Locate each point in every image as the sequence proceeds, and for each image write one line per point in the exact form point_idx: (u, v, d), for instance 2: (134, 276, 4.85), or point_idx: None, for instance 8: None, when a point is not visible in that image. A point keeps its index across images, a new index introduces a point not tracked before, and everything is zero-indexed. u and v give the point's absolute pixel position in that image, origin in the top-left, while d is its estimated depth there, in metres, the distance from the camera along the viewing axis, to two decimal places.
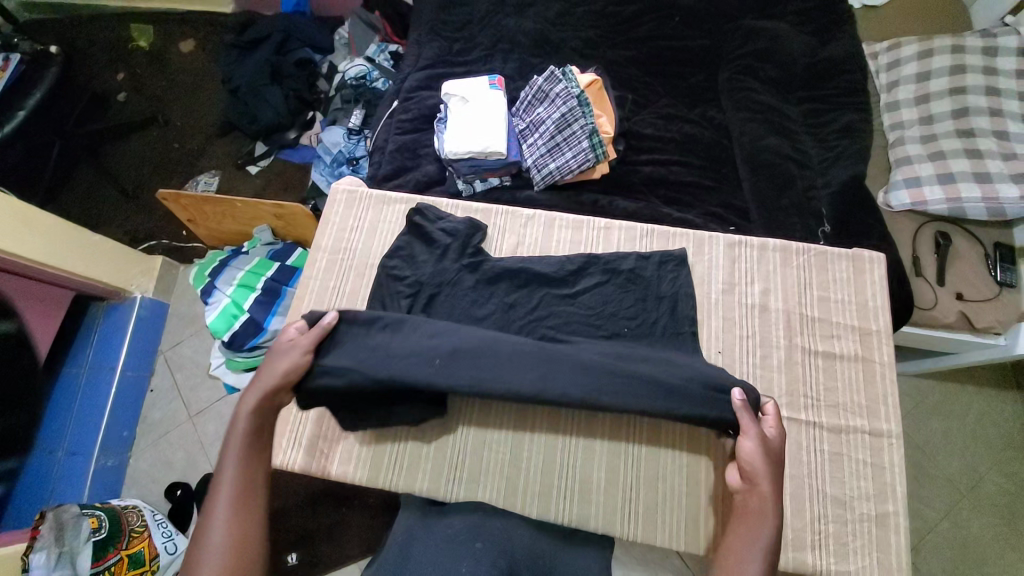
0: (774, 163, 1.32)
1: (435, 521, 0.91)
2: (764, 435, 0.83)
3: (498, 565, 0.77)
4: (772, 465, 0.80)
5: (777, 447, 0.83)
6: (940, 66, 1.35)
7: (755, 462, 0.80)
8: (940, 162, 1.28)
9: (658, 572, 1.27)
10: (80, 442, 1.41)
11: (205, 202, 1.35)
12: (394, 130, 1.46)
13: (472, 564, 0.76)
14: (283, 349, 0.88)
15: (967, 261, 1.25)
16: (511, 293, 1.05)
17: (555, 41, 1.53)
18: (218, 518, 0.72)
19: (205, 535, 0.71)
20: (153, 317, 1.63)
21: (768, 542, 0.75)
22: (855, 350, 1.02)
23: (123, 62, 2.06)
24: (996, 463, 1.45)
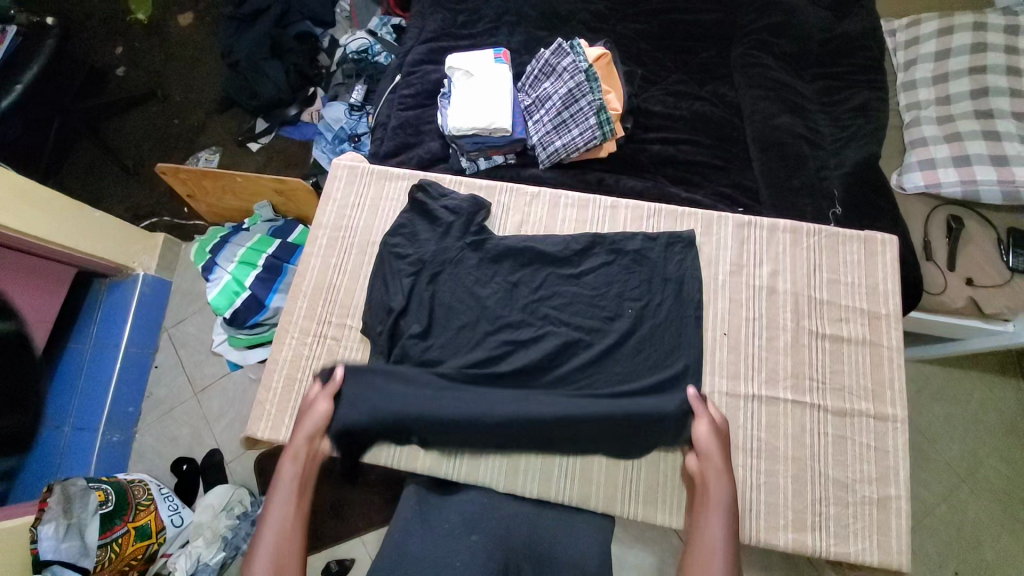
0: (785, 143, 1.28)
1: (433, 511, 0.88)
2: (715, 419, 0.90)
3: (494, 562, 0.74)
4: (719, 448, 0.87)
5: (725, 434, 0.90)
6: (960, 43, 1.30)
7: (707, 446, 0.87)
8: (955, 143, 1.24)
9: (656, 549, 1.29)
10: (85, 417, 1.43)
11: (204, 177, 1.33)
12: (397, 106, 1.42)
13: (468, 559, 0.74)
14: (309, 408, 0.95)
15: (979, 246, 1.22)
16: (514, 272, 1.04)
17: (563, 13, 1.48)
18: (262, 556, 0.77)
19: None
20: (156, 294, 1.63)
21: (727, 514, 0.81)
22: (863, 334, 1.00)
23: (120, 34, 2.01)
24: (997, 449, 1.45)
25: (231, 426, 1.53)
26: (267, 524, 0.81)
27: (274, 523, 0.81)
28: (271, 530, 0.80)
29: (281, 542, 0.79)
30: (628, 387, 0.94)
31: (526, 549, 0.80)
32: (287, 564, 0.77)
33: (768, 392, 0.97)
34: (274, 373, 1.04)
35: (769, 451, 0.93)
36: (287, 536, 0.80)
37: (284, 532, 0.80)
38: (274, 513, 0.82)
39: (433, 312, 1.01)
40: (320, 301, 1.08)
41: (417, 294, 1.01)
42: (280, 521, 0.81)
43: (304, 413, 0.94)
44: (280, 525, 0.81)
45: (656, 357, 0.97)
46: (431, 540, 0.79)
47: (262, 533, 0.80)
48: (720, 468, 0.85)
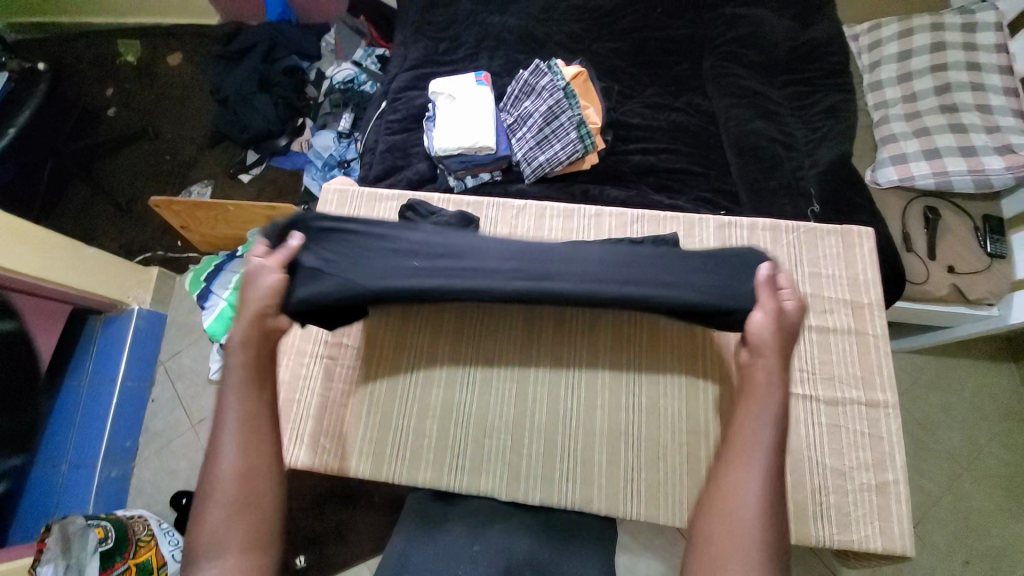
0: (760, 146, 1.33)
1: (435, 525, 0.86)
2: (783, 309, 0.75)
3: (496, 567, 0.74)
4: (779, 341, 0.73)
5: (791, 320, 0.75)
6: (920, 44, 1.37)
7: (764, 339, 0.73)
8: (924, 138, 1.29)
9: (666, 557, 1.28)
10: (82, 454, 1.42)
11: (197, 208, 1.36)
12: (384, 131, 1.47)
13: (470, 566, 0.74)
14: (256, 277, 0.75)
15: (956, 234, 1.26)
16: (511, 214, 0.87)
17: (540, 36, 1.54)
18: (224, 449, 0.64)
19: (214, 474, 0.63)
20: (151, 327, 1.63)
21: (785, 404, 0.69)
22: (849, 324, 1.03)
23: (111, 77, 2.06)
24: (995, 434, 1.46)
25: None
26: (223, 414, 0.66)
27: (232, 412, 0.67)
28: (232, 420, 0.66)
29: (248, 432, 0.66)
30: (654, 278, 0.80)
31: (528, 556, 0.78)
32: (264, 457, 0.66)
33: None
34: None
35: None
36: (256, 428, 0.67)
37: (251, 423, 0.67)
38: (229, 402, 0.67)
39: None
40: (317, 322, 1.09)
41: None
42: (239, 410, 0.67)
43: (249, 284, 0.74)
44: (239, 418, 0.66)
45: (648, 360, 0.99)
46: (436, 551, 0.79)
47: (221, 423, 0.66)
48: (774, 358, 0.72)
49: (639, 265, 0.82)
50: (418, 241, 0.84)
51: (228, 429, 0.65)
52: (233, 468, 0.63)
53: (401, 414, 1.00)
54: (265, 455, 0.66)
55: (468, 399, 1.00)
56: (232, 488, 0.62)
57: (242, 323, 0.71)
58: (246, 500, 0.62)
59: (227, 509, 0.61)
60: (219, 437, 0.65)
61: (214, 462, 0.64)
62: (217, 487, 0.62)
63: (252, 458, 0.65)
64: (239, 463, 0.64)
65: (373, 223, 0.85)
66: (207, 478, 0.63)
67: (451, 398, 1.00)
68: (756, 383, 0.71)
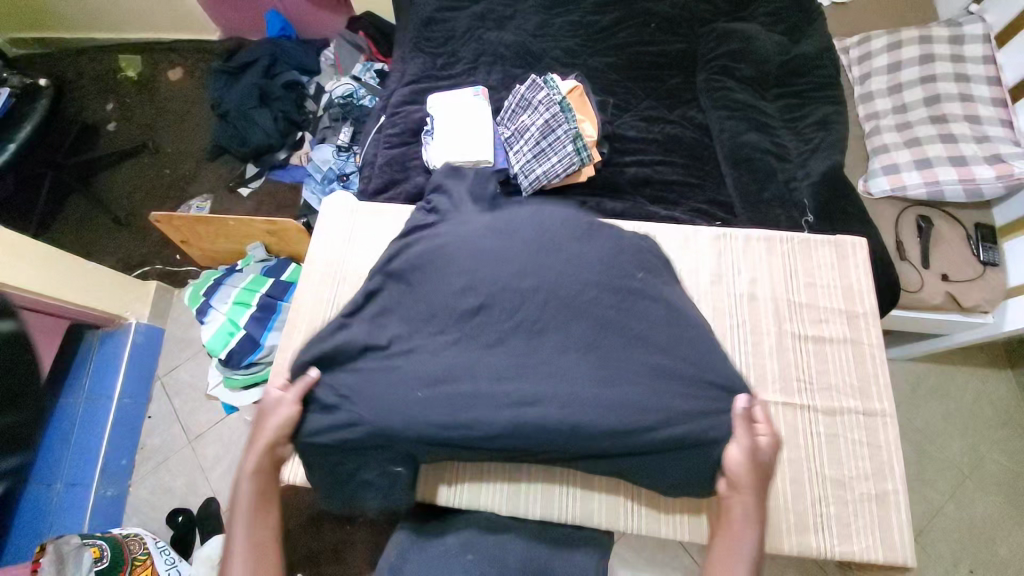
0: (754, 158, 1.35)
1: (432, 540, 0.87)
2: (757, 447, 0.80)
3: None
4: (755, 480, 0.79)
5: (762, 451, 0.80)
6: (909, 56, 1.40)
7: (738, 474, 0.79)
8: (915, 148, 1.32)
9: (667, 571, 1.28)
10: (78, 473, 1.41)
11: (197, 222, 1.37)
12: (383, 145, 1.49)
13: None
14: (268, 413, 0.84)
15: (949, 243, 1.28)
16: (532, 298, 0.82)
17: (536, 51, 1.57)
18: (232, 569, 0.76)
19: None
20: (149, 342, 1.63)
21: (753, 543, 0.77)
22: (844, 333, 1.04)
23: (112, 92, 2.09)
24: (996, 441, 1.46)
25: (227, 473, 1.52)
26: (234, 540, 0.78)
27: (242, 538, 0.78)
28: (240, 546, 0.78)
29: (252, 556, 0.77)
30: (668, 406, 0.78)
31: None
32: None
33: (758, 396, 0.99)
34: None
35: None
36: (258, 553, 0.78)
37: (253, 550, 0.78)
38: (240, 526, 0.79)
39: None
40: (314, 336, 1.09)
41: None
42: (246, 537, 0.78)
43: (262, 422, 0.84)
44: (247, 541, 0.78)
45: None
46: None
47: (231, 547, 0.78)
48: (748, 489, 0.78)
49: (644, 394, 0.79)
50: (440, 366, 0.80)
51: (235, 556, 0.77)
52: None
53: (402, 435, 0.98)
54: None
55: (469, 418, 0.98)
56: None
57: (257, 456, 0.83)
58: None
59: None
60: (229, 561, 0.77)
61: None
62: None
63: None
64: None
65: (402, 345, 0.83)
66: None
67: None
68: (730, 516, 0.78)
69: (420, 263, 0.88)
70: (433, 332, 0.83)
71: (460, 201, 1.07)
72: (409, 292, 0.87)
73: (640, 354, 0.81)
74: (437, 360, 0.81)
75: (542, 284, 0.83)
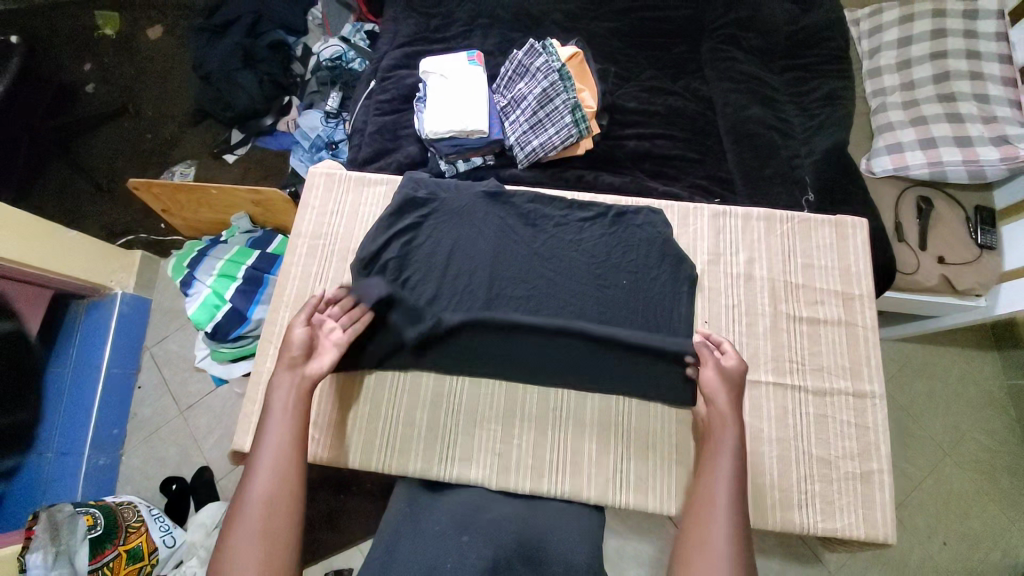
0: (757, 133, 1.31)
1: (426, 512, 0.87)
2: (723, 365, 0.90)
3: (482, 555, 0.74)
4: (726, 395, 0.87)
5: (738, 378, 0.89)
6: (921, 30, 1.34)
7: (714, 389, 0.89)
8: (921, 126, 1.28)
9: (653, 539, 1.32)
10: (69, 442, 1.41)
11: (178, 191, 1.30)
12: (374, 111, 1.42)
13: (458, 560, 0.73)
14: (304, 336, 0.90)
15: (947, 224, 1.27)
16: (524, 307, 1.01)
17: (536, 14, 1.49)
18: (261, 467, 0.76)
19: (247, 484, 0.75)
20: (136, 312, 1.61)
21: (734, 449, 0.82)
22: (838, 315, 1.03)
23: (89, 50, 1.96)
24: (978, 421, 1.49)
25: (220, 444, 1.53)
26: (262, 449, 0.78)
27: (271, 444, 0.79)
28: (270, 449, 0.78)
29: (282, 458, 0.78)
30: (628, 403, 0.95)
31: (517, 544, 0.77)
32: (286, 479, 0.77)
33: (749, 377, 0.99)
34: (259, 386, 1.02)
35: (755, 432, 0.95)
36: (283, 460, 0.78)
37: (279, 456, 0.78)
38: (273, 430, 0.80)
39: (423, 312, 1.01)
40: (303, 310, 1.07)
41: (403, 295, 1.01)
42: (274, 446, 0.79)
43: (297, 341, 0.89)
44: (278, 447, 0.79)
45: (632, 352, 0.98)
46: (423, 542, 0.78)
47: (258, 457, 0.78)
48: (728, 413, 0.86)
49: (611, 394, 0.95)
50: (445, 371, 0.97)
51: (261, 465, 0.77)
52: (261, 496, 0.74)
53: (389, 409, 0.98)
54: (285, 489, 0.76)
55: (458, 396, 0.99)
56: (257, 511, 0.73)
57: (295, 371, 0.87)
58: (266, 524, 0.72)
59: (251, 526, 0.72)
60: (255, 468, 0.76)
61: (246, 492, 0.74)
62: (246, 509, 0.73)
63: (276, 489, 0.75)
64: (268, 495, 0.74)
65: (411, 351, 0.99)
66: (236, 504, 0.74)
67: (441, 388, 0.99)
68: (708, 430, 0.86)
69: (427, 275, 1.03)
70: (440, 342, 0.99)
71: (456, 188, 1.11)
72: (413, 305, 1.01)
73: (614, 366, 0.97)
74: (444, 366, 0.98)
75: (531, 294, 1.02)
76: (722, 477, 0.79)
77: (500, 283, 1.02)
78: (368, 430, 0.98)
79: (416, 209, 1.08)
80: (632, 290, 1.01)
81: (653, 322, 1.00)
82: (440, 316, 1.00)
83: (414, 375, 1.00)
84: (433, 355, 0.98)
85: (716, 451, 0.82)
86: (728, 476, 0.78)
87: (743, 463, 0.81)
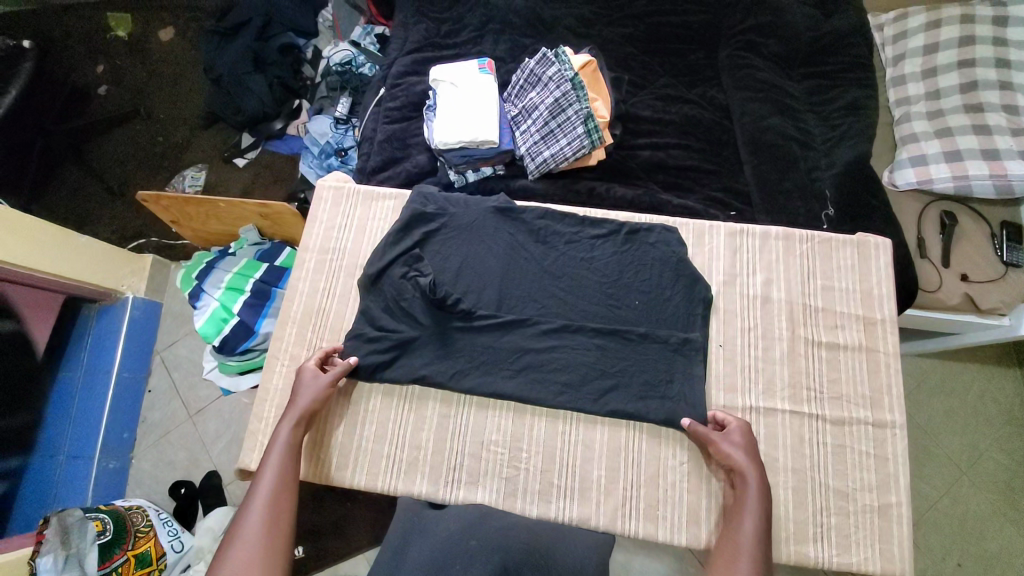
0: (775, 145, 1.28)
1: (434, 522, 0.86)
2: (733, 436, 0.88)
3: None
4: (748, 460, 0.85)
5: (750, 446, 0.87)
6: (948, 37, 1.29)
7: (733, 458, 0.86)
8: (946, 139, 1.23)
9: (660, 554, 1.30)
10: (80, 445, 1.42)
11: (187, 202, 1.30)
12: (383, 119, 1.41)
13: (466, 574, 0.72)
14: (309, 379, 0.94)
15: (973, 241, 1.22)
16: (533, 327, 0.99)
17: (548, 19, 1.46)
18: (254, 506, 0.80)
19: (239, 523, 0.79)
20: (146, 317, 1.62)
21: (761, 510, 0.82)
22: (859, 340, 1.00)
23: (101, 53, 1.97)
24: (999, 441, 1.45)
25: (229, 449, 1.54)
26: (258, 491, 0.82)
27: (267, 487, 0.83)
28: (264, 490, 0.82)
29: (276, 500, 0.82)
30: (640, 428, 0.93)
31: (526, 552, 0.77)
32: (279, 518, 0.80)
33: (765, 404, 0.96)
34: (264, 406, 1.02)
35: (770, 462, 0.93)
36: (278, 504, 0.82)
37: (274, 499, 0.82)
38: (268, 471, 0.84)
39: (431, 331, 0.99)
40: (310, 326, 1.06)
41: (411, 313, 1.00)
42: (270, 491, 0.82)
43: (301, 385, 0.94)
44: (273, 489, 0.83)
45: (645, 375, 0.96)
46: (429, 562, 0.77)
47: (253, 499, 0.81)
48: (751, 475, 0.84)
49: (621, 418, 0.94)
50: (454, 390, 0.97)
51: (256, 507, 0.80)
52: (254, 535, 0.77)
53: (398, 428, 0.98)
54: (277, 529, 0.79)
55: (466, 417, 0.97)
56: (248, 551, 0.75)
57: (296, 414, 0.90)
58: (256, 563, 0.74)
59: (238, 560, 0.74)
60: (250, 509, 0.80)
61: (236, 531, 0.78)
62: (237, 546, 0.75)
63: (270, 529, 0.78)
64: (262, 537, 0.77)
65: (417, 371, 0.98)
66: (228, 543, 0.77)
67: (448, 409, 0.98)
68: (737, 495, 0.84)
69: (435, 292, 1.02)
70: (447, 362, 0.98)
71: (465, 204, 1.09)
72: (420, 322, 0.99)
73: (625, 389, 0.95)
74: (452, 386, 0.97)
75: (541, 313, 1.00)
76: (747, 556, 0.77)
77: (509, 303, 1.01)
78: (374, 451, 0.97)
79: (425, 225, 1.06)
80: (644, 309, 0.99)
81: (666, 344, 0.97)
82: (447, 334, 0.99)
83: (423, 396, 0.99)
84: (442, 375, 0.97)
85: (740, 507, 0.82)
86: (751, 533, 0.79)
87: (766, 519, 0.81)
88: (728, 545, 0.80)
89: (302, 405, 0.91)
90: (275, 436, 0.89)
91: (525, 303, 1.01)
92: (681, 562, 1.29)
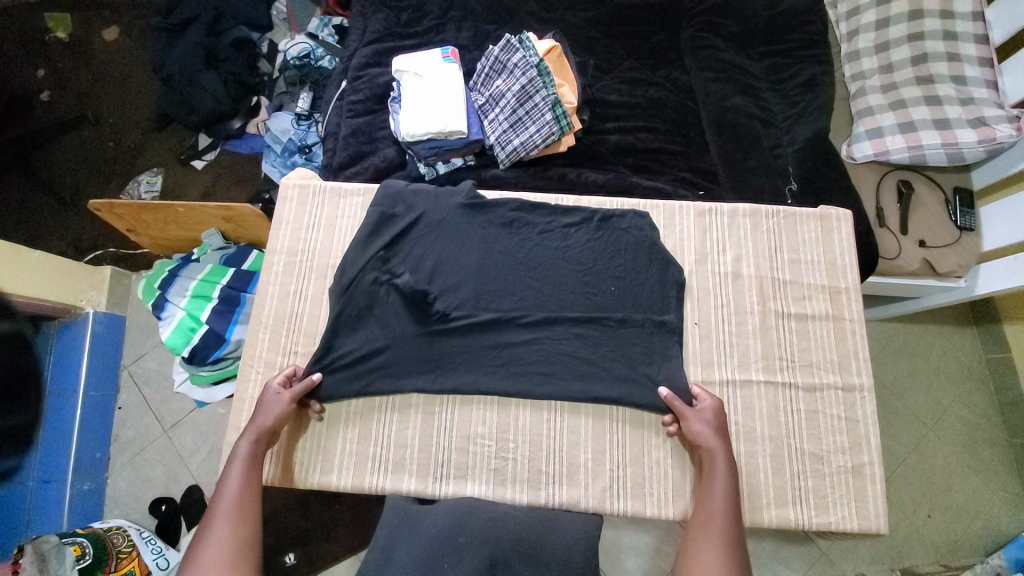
0: (739, 123, 1.30)
1: (421, 518, 0.85)
2: (699, 411, 0.91)
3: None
4: (712, 434, 0.88)
5: (710, 417, 0.90)
6: (899, 11, 1.32)
7: (698, 437, 0.88)
8: (900, 111, 1.27)
9: (650, 529, 1.33)
10: (50, 469, 1.36)
11: (142, 209, 1.24)
12: (347, 113, 1.37)
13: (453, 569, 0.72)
14: (272, 397, 0.92)
15: (929, 209, 1.27)
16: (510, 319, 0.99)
17: (509, 5, 1.44)
18: (216, 529, 0.78)
19: (201, 547, 0.77)
20: (110, 332, 1.55)
21: (726, 479, 0.84)
22: (826, 310, 1.04)
23: (41, 55, 1.84)
24: (958, 396, 1.53)
25: (208, 461, 1.49)
26: (219, 511, 0.81)
27: (228, 508, 0.81)
28: (225, 512, 0.80)
29: (241, 510, 0.81)
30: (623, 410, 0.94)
31: (514, 542, 0.77)
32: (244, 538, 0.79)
33: (741, 376, 0.99)
34: (240, 416, 0.99)
35: (748, 432, 0.96)
36: (240, 520, 0.80)
37: (237, 516, 0.80)
38: (229, 493, 0.83)
39: (408, 329, 0.97)
40: (283, 331, 1.03)
41: (387, 310, 0.98)
42: (231, 509, 0.81)
43: (263, 403, 0.92)
44: (235, 509, 0.81)
45: (625, 357, 0.97)
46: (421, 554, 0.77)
47: (214, 521, 0.80)
48: (710, 446, 0.87)
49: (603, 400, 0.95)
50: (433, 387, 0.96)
51: (219, 524, 0.79)
52: (218, 557, 0.75)
53: (381, 427, 0.97)
54: (243, 550, 0.77)
55: (450, 411, 0.97)
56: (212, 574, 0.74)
57: (255, 434, 0.88)
58: None
59: None
60: (212, 527, 0.79)
61: (198, 555, 0.76)
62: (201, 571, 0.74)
63: (236, 550, 0.77)
64: (229, 545, 0.77)
65: (398, 370, 0.96)
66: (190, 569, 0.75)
67: (431, 406, 0.98)
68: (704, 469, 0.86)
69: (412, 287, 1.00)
70: (425, 359, 0.97)
71: (435, 198, 1.07)
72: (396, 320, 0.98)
73: (605, 372, 0.96)
74: (432, 382, 0.96)
75: (519, 304, 1.00)
76: (723, 517, 0.81)
77: (486, 295, 1.00)
78: (358, 453, 0.96)
79: (397, 221, 1.05)
80: (619, 294, 1.01)
81: (643, 325, 0.99)
82: (425, 331, 0.98)
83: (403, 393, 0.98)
84: (422, 372, 0.97)
85: (711, 481, 0.85)
86: (721, 494, 0.83)
87: (732, 484, 0.85)
88: (700, 515, 0.82)
89: (262, 424, 0.89)
90: (235, 451, 0.87)
91: (504, 292, 1.01)
92: (670, 533, 1.33)
